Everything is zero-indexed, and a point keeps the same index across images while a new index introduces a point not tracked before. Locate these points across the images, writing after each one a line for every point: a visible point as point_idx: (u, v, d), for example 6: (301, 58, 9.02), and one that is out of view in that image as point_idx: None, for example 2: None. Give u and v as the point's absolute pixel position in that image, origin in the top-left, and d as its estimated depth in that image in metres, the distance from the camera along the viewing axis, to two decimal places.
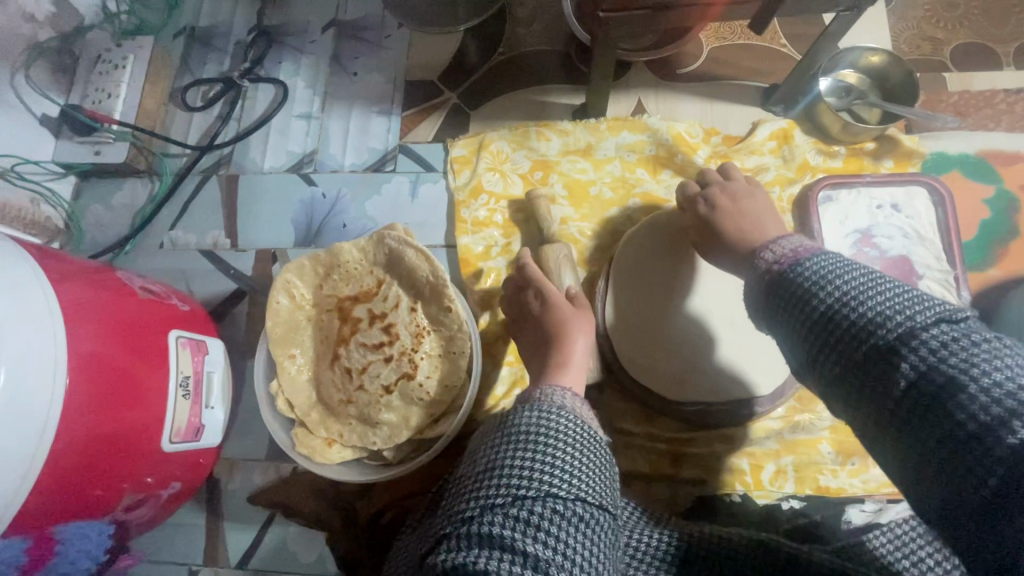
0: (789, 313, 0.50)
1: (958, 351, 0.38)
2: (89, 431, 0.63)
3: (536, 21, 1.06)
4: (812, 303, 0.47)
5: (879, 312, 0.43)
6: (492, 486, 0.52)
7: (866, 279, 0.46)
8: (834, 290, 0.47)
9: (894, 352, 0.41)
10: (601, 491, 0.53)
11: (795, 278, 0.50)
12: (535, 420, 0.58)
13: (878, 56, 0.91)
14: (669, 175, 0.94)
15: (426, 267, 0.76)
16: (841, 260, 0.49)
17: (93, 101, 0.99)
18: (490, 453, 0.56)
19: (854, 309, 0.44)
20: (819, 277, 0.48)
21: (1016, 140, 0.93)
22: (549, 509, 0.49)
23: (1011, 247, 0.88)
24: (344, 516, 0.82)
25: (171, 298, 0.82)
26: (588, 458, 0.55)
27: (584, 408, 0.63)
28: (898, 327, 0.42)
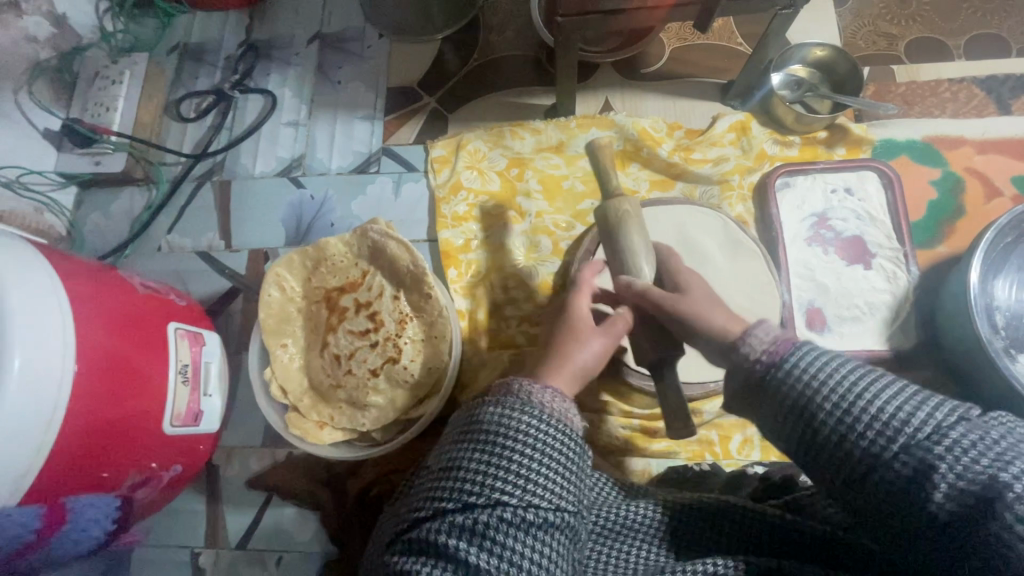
0: (792, 415, 0.51)
1: (992, 446, 0.42)
2: (97, 414, 0.68)
3: (508, 29, 1.13)
4: (816, 410, 0.49)
5: (894, 418, 0.45)
6: (447, 490, 0.53)
7: (863, 375, 0.49)
8: (837, 394, 0.49)
9: (927, 462, 0.43)
10: (561, 491, 0.53)
11: (785, 378, 0.52)
12: (499, 419, 0.55)
13: (823, 49, 0.97)
14: (636, 168, 1.00)
15: (407, 258, 0.82)
16: (829, 353, 0.52)
17: (91, 115, 1.05)
18: (454, 449, 0.56)
19: (872, 417, 0.46)
20: (816, 376, 0.50)
21: (960, 126, 0.99)
22: (497, 517, 0.51)
23: (957, 225, 0.94)
24: (336, 495, 0.87)
25: (168, 295, 0.87)
26: (553, 462, 0.53)
27: (560, 399, 0.58)
28: (921, 433, 0.44)
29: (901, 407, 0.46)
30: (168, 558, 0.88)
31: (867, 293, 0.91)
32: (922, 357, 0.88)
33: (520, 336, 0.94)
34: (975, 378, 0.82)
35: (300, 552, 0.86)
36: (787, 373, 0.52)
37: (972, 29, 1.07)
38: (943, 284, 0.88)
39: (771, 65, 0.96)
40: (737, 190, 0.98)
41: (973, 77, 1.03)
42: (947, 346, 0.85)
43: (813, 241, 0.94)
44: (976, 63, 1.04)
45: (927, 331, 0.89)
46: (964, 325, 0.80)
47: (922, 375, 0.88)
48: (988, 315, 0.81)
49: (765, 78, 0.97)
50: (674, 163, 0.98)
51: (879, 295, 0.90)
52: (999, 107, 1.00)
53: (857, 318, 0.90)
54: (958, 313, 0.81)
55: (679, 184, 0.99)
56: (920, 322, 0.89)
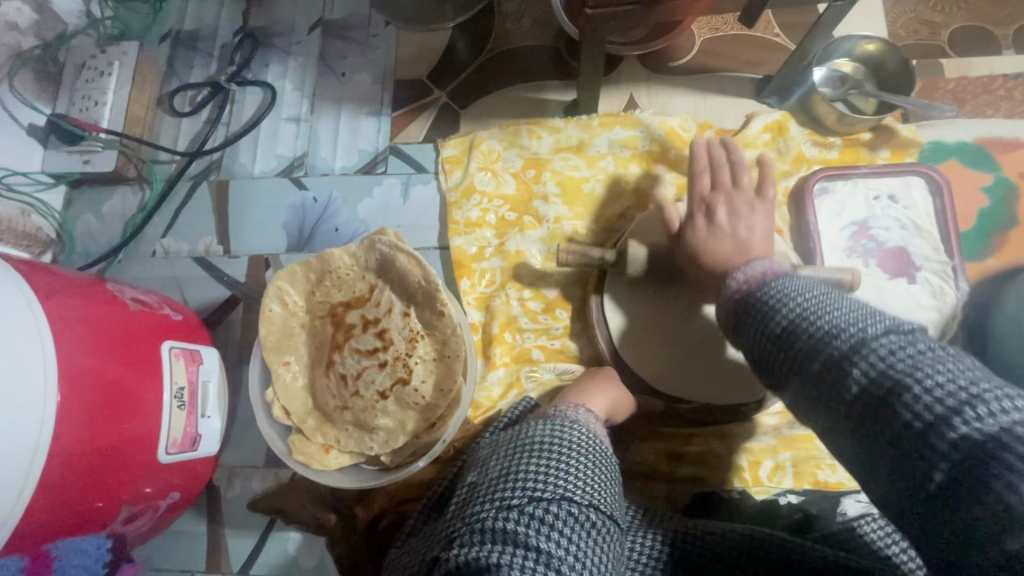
0: (754, 333, 0.49)
1: (904, 357, 0.39)
2: (84, 447, 0.64)
3: (524, 16, 1.05)
4: (771, 320, 0.48)
5: (839, 326, 0.43)
6: (511, 488, 0.54)
7: (822, 296, 0.46)
8: (794, 312, 0.46)
9: (848, 360, 0.41)
10: (612, 501, 0.55)
11: (761, 298, 0.50)
12: (551, 433, 0.60)
13: (874, 44, 0.90)
14: (662, 170, 0.93)
15: (417, 272, 0.76)
16: (804, 284, 0.49)
17: (79, 109, 0.98)
18: (508, 460, 0.58)
19: (834, 330, 0.43)
20: (782, 298, 0.48)
21: (1015, 127, 0.92)
22: (564, 510, 0.51)
23: (1010, 236, 0.87)
24: (344, 521, 0.82)
25: (163, 308, 0.81)
26: (603, 468, 0.58)
27: (598, 429, 0.66)
28: (859, 337, 0.41)
29: (842, 312, 0.44)
30: None
31: (911, 310, 0.84)
32: None
33: (537, 351, 0.88)
34: None
35: None
36: (758, 295, 0.50)
37: None
38: (997, 302, 0.81)
39: (814, 59, 0.88)
40: (772, 196, 0.90)
41: None
42: None
43: (854, 253, 0.87)
44: None
45: (975, 352, 0.83)
46: None
47: None
48: None
49: (805, 73, 0.89)
50: None
51: (925, 312, 0.84)
52: None
53: None
54: None
55: None
56: (969, 342, 0.83)
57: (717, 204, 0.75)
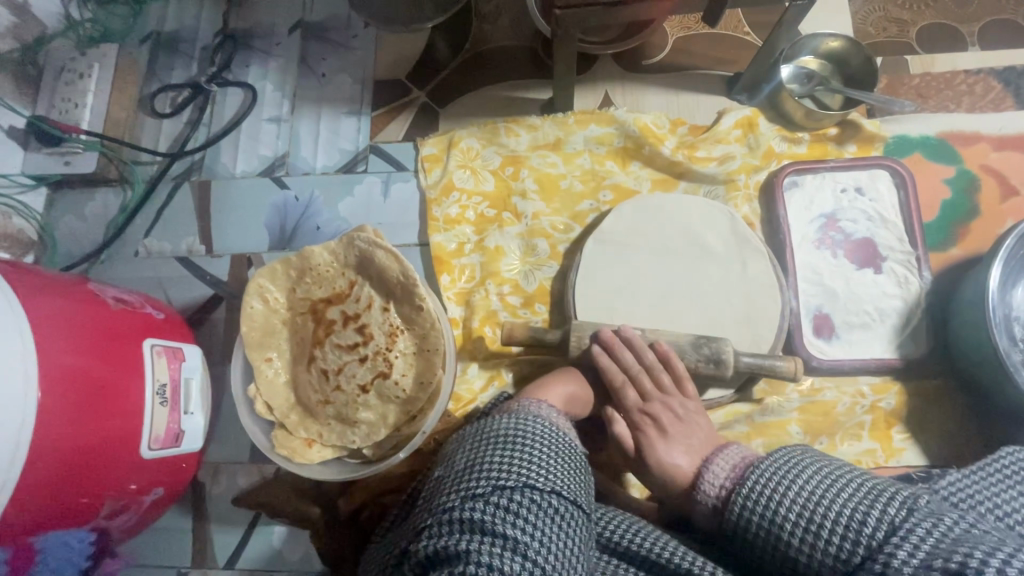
0: (763, 556, 0.55)
1: (917, 534, 0.45)
2: (66, 442, 0.65)
3: (501, 16, 1.07)
4: (780, 544, 0.53)
5: (850, 520, 0.49)
6: (476, 478, 0.56)
7: (834, 486, 0.53)
8: (796, 509, 0.53)
9: (865, 565, 0.46)
10: (574, 488, 0.58)
11: (744, 505, 0.57)
12: (514, 425, 0.63)
13: (838, 41, 0.93)
14: (637, 166, 0.95)
15: (395, 269, 0.77)
16: (795, 467, 0.57)
17: (59, 111, 1.00)
18: (472, 452, 0.60)
19: (829, 527, 0.50)
20: (774, 497, 0.55)
21: (977, 121, 0.95)
22: (527, 498, 0.54)
23: (972, 227, 0.90)
24: (327, 514, 0.84)
25: (145, 307, 0.82)
26: (565, 457, 0.60)
27: (561, 419, 0.68)
28: (877, 534, 0.47)
29: (850, 512, 0.49)
30: None
31: (877, 299, 0.87)
32: (932, 366, 0.85)
33: None
34: (990, 389, 0.79)
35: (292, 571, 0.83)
36: (737, 503, 0.58)
37: (988, 15, 1.02)
38: (958, 291, 0.84)
39: (781, 57, 0.90)
40: (743, 190, 0.93)
41: (990, 68, 0.98)
42: (960, 356, 0.82)
43: (823, 245, 0.90)
44: (993, 53, 0.99)
45: (938, 339, 0.86)
46: (979, 336, 0.77)
47: (932, 386, 0.85)
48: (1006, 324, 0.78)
49: (774, 71, 0.91)
50: (677, 161, 0.94)
51: (890, 301, 0.87)
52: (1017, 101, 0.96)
53: (867, 325, 0.86)
54: (973, 321, 0.78)
55: (683, 183, 0.94)
56: (932, 329, 0.86)
57: (643, 287, 0.75)
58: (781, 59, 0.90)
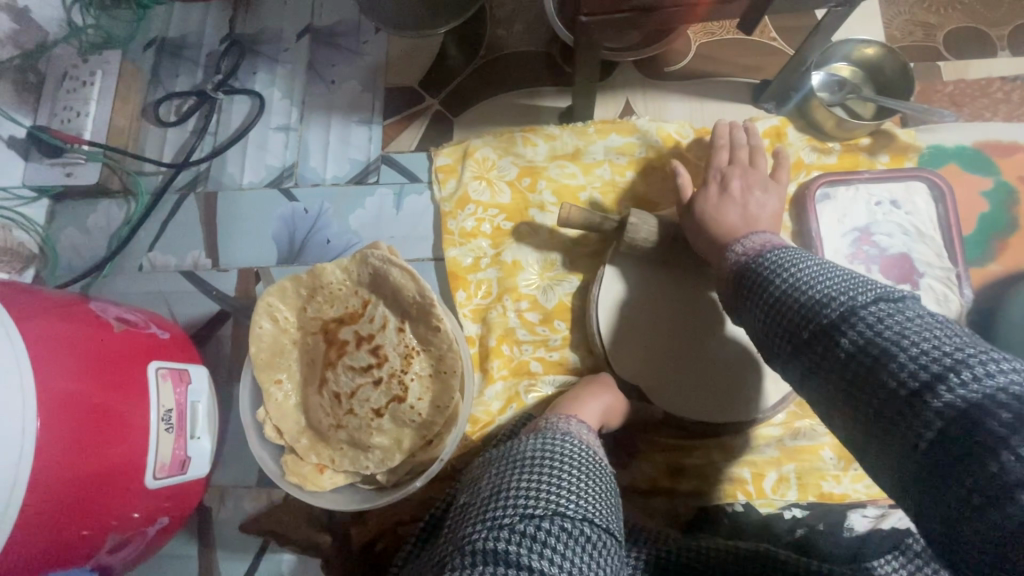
0: (766, 312, 0.53)
1: (929, 342, 0.41)
2: (66, 477, 0.62)
3: (517, 21, 1.03)
4: (779, 299, 0.52)
5: (884, 328, 0.43)
6: (501, 508, 0.52)
7: (826, 272, 0.50)
8: (800, 287, 0.51)
9: (880, 362, 0.42)
10: (608, 514, 0.53)
11: (760, 267, 0.57)
12: (541, 446, 0.59)
13: (871, 48, 0.89)
14: (660, 178, 0.92)
15: (411, 287, 0.73)
16: (794, 256, 0.55)
17: (62, 121, 0.96)
18: (498, 479, 0.57)
19: (829, 304, 0.47)
20: (783, 275, 0.53)
21: (1014, 130, 0.91)
22: (556, 527, 0.49)
23: (1012, 240, 0.86)
24: (339, 542, 0.80)
25: (150, 327, 0.79)
26: (598, 482, 0.56)
27: (591, 437, 0.64)
28: (880, 332, 0.43)
29: (869, 312, 0.45)
30: None
31: None
32: None
33: (536, 364, 0.86)
34: None
35: None
36: (759, 259, 0.58)
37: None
38: (1001, 308, 0.80)
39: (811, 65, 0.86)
40: None
41: None
42: None
43: (856, 259, 0.86)
44: None
45: None
46: None
47: None
48: None
49: (803, 78, 0.88)
50: (702, 172, 0.90)
51: None
52: None
53: None
54: None
55: None
56: None
57: None
58: (811, 66, 0.87)
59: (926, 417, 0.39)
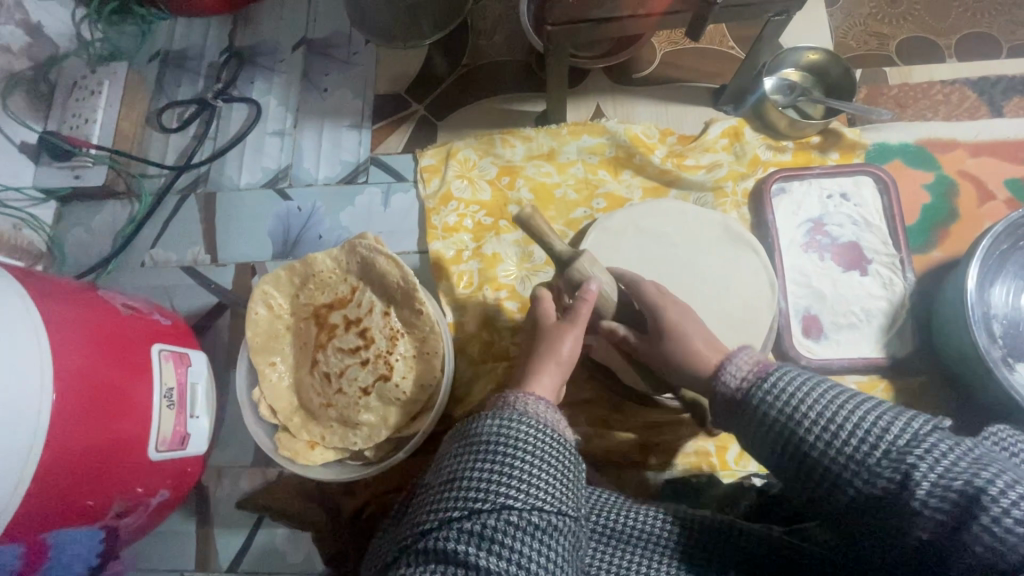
0: (762, 433, 0.54)
1: (962, 459, 0.42)
2: (77, 444, 0.67)
3: (497, 33, 1.11)
4: (792, 419, 0.51)
5: (873, 429, 0.47)
6: (454, 498, 0.56)
7: (815, 384, 0.52)
8: (813, 415, 0.50)
9: (906, 463, 0.44)
10: (560, 495, 0.57)
11: (764, 397, 0.54)
12: (499, 429, 0.59)
13: (817, 53, 0.97)
14: (629, 174, 0.99)
15: (396, 273, 0.80)
16: (808, 377, 0.54)
17: (71, 126, 1.03)
18: (457, 462, 0.59)
19: (848, 429, 0.48)
20: (799, 396, 0.52)
21: (953, 128, 0.99)
22: (502, 521, 0.54)
23: (952, 229, 0.94)
24: (329, 515, 0.85)
25: (153, 314, 0.85)
26: (554, 463, 0.58)
27: (552, 411, 0.63)
28: (898, 441, 0.45)
29: (871, 420, 0.47)
30: None
31: (864, 300, 0.90)
32: (918, 364, 0.87)
33: (513, 347, 0.92)
34: (973, 384, 0.81)
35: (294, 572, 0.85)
36: (764, 391, 0.54)
37: (963, 28, 1.07)
38: (940, 289, 0.87)
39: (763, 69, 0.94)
40: (731, 197, 0.96)
41: (966, 79, 1.03)
42: (944, 354, 0.85)
43: (810, 248, 0.93)
44: (967, 64, 1.04)
45: (923, 338, 0.89)
46: (961, 333, 0.80)
47: (918, 382, 0.87)
48: (985, 322, 0.81)
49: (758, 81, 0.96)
50: (667, 169, 0.97)
51: (876, 302, 0.90)
52: (991, 109, 1.00)
53: (854, 326, 0.89)
54: (953, 320, 0.81)
55: (673, 191, 0.98)
56: (916, 327, 0.89)
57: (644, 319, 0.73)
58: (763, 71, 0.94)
59: (953, 520, 0.41)
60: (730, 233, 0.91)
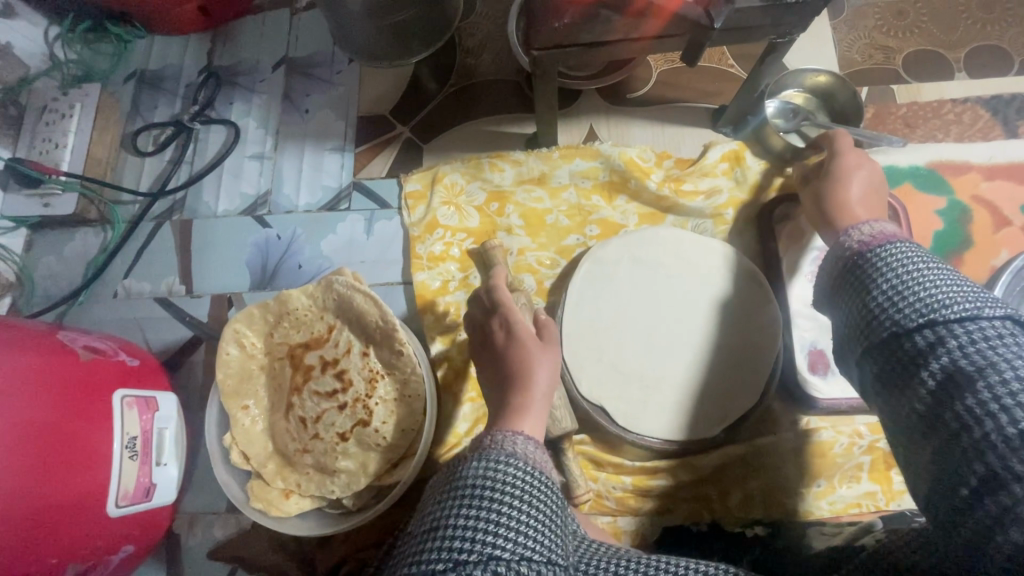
0: (851, 305, 0.53)
1: (993, 347, 0.40)
2: (24, 508, 0.62)
3: (485, 51, 1.06)
4: (870, 287, 0.51)
5: (933, 301, 0.45)
6: (436, 548, 0.50)
7: (925, 264, 0.49)
8: (890, 284, 0.49)
9: (938, 336, 0.43)
10: (550, 546, 0.51)
11: (875, 259, 0.53)
12: (483, 473, 0.55)
13: (824, 77, 0.92)
14: (623, 200, 0.94)
15: (375, 312, 0.75)
16: (918, 256, 0.51)
17: (39, 152, 0.99)
18: (437, 511, 0.54)
19: (913, 299, 0.47)
20: (905, 266, 0.50)
21: (966, 150, 0.94)
22: (490, 573, 0.47)
23: (965, 257, 0.89)
24: (306, 568, 0.80)
25: (119, 354, 0.80)
26: (541, 510, 0.54)
27: (539, 452, 0.60)
28: (949, 314, 0.43)
29: (943, 299, 0.45)
30: None
31: None
32: None
33: None
34: None
35: None
36: (873, 256, 0.53)
37: (974, 43, 1.01)
38: None
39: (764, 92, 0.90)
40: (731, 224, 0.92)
41: (978, 97, 0.98)
42: None
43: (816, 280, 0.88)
44: (980, 81, 0.99)
45: None
46: None
47: None
48: None
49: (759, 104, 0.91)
50: (663, 195, 0.93)
51: None
52: (1005, 129, 0.95)
53: None
54: None
55: (670, 218, 0.93)
56: None
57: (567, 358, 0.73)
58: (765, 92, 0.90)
59: (948, 397, 0.41)
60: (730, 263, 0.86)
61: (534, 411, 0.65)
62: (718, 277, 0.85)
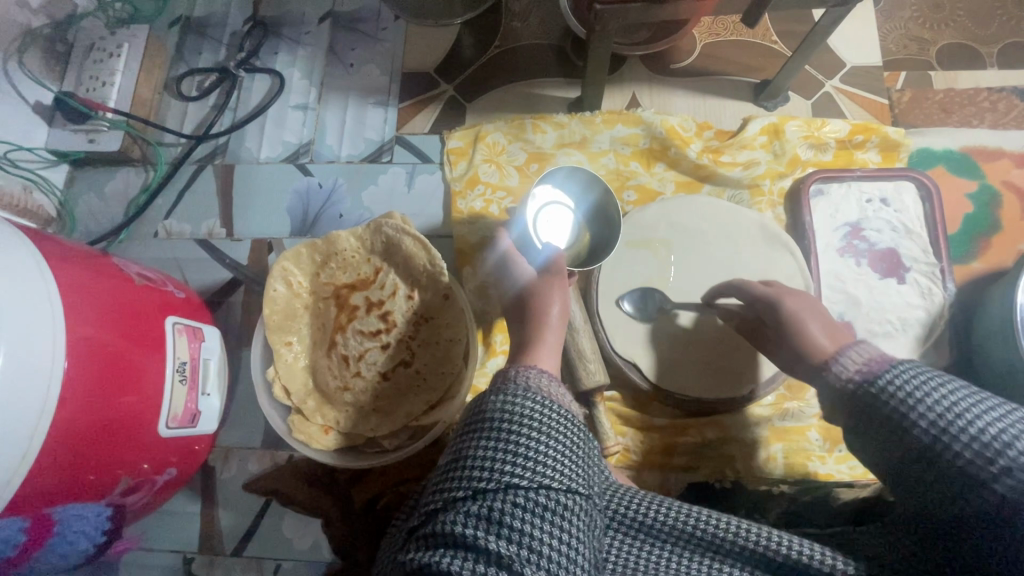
0: (888, 441, 0.49)
1: None
2: (86, 416, 0.64)
3: (531, 15, 1.07)
4: (910, 430, 0.47)
5: (995, 439, 0.42)
6: (458, 478, 0.48)
7: (947, 388, 0.47)
8: (932, 416, 0.46)
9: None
10: (572, 476, 0.49)
11: (886, 396, 0.50)
12: (503, 406, 0.52)
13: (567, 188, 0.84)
14: (661, 168, 0.96)
15: (422, 255, 0.77)
16: (931, 373, 0.49)
17: (87, 89, 0.99)
18: (458, 442, 0.52)
19: (967, 437, 0.44)
20: (928, 396, 0.47)
21: (1000, 138, 0.96)
22: (509, 502, 0.45)
23: (993, 240, 0.91)
24: (341, 503, 0.83)
25: (167, 285, 0.82)
26: (562, 440, 0.51)
27: (556, 387, 0.56)
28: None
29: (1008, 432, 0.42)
30: (158, 563, 0.83)
31: (900, 309, 0.87)
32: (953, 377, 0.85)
33: None
34: None
35: (300, 560, 0.82)
36: (881, 390, 0.50)
37: (1008, 37, 1.03)
38: (982, 302, 0.84)
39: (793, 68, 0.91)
40: (767, 196, 0.94)
41: (1013, 87, 1.00)
42: (984, 369, 0.82)
43: (846, 252, 0.90)
44: (1014, 73, 1.01)
45: (960, 350, 0.86)
46: (1006, 350, 0.77)
47: None
48: None
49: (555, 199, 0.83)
50: (702, 164, 0.94)
51: (913, 311, 0.87)
52: None
53: (889, 334, 0.86)
54: (998, 334, 0.78)
55: (707, 187, 0.95)
56: (953, 340, 0.86)
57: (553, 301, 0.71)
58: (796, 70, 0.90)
59: None
60: (767, 231, 0.88)
61: (547, 341, 0.67)
62: (754, 242, 0.87)
